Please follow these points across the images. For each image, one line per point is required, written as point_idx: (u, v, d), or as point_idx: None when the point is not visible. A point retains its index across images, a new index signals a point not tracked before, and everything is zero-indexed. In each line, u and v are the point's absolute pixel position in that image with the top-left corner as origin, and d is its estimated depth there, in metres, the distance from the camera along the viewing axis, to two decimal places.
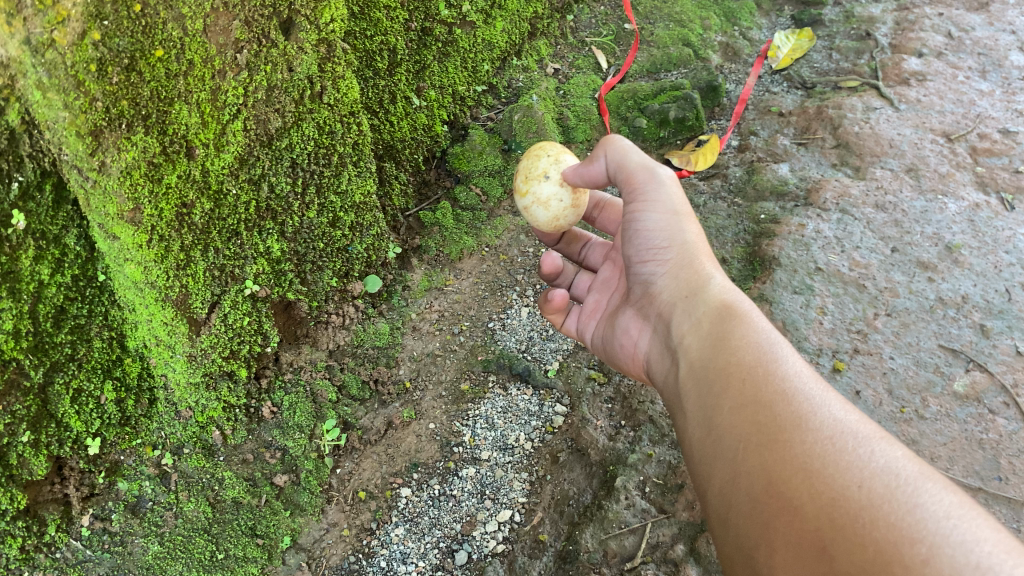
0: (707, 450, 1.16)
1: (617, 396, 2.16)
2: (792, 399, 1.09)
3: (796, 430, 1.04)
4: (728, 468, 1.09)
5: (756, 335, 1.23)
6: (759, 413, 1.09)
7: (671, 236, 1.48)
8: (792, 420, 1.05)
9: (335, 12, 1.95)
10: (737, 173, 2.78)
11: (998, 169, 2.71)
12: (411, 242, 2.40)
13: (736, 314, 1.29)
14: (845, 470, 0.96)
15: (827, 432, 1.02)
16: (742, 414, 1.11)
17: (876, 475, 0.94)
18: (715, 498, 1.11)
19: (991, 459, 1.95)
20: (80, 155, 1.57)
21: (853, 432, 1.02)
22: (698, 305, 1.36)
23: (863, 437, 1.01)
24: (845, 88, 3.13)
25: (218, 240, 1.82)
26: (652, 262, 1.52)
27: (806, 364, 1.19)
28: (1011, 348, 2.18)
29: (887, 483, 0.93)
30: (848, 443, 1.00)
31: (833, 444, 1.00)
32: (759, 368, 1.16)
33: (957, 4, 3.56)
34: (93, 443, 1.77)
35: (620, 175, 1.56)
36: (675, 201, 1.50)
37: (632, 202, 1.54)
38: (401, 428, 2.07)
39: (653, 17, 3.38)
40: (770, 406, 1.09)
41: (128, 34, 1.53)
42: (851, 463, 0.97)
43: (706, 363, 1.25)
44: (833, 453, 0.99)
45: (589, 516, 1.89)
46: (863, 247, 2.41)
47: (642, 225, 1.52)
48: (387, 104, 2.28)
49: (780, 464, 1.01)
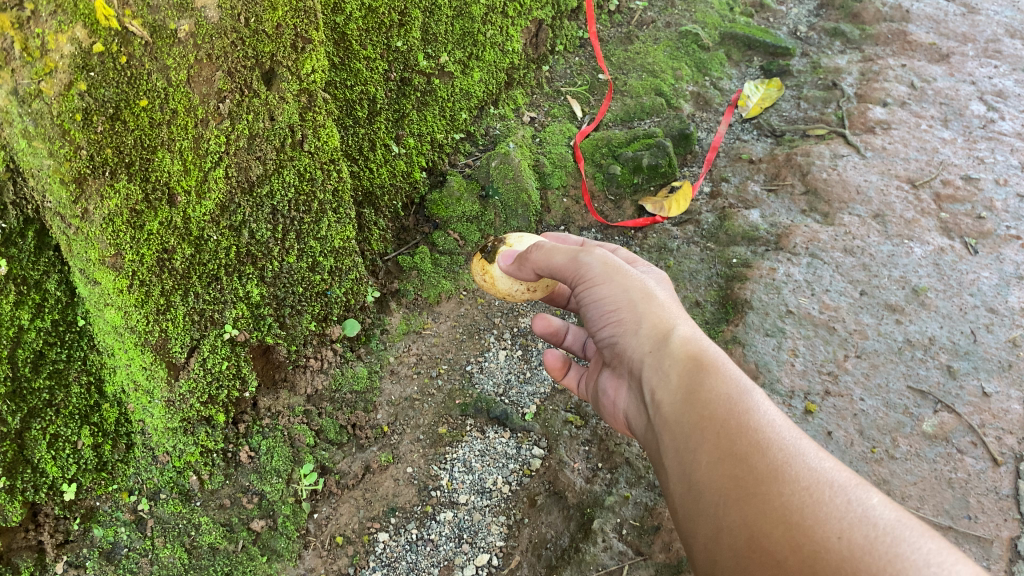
0: (690, 506, 1.17)
1: (594, 438, 2.17)
2: (767, 449, 1.11)
3: (774, 482, 1.06)
4: (712, 523, 1.11)
5: (726, 386, 1.24)
6: (736, 466, 1.10)
7: (618, 300, 1.47)
8: (769, 472, 1.07)
9: (317, 63, 1.98)
10: (710, 220, 2.84)
11: (961, 215, 2.78)
12: (390, 286, 2.44)
13: (705, 366, 1.29)
14: (825, 521, 0.99)
15: (804, 483, 1.05)
16: (719, 469, 1.12)
17: (854, 525, 0.97)
18: (701, 553, 1.12)
19: (961, 498, 1.99)
20: (63, 203, 1.59)
21: (830, 482, 1.05)
22: (664, 358, 1.36)
23: (839, 487, 1.04)
24: (812, 137, 3.23)
25: (198, 285, 1.84)
26: (610, 328, 1.52)
27: (777, 411, 1.21)
28: (977, 389, 2.23)
29: (866, 534, 0.96)
30: (827, 494, 1.03)
31: (811, 495, 1.03)
32: (731, 421, 1.17)
33: (919, 57, 3.69)
34: (69, 489, 1.77)
35: (555, 270, 1.56)
36: (610, 270, 1.49)
37: (575, 282, 1.53)
38: (378, 472, 2.08)
39: (627, 68, 3.47)
40: (745, 459, 1.10)
41: (114, 85, 1.56)
42: (830, 513, 1.00)
43: (679, 418, 1.26)
44: (812, 504, 1.01)
45: (567, 559, 1.90)
46: (833, 290, 2.47)
47: (592, 299, 1.51)
48: (366, 152, 2.34)
49: (761, 518, 1.03)
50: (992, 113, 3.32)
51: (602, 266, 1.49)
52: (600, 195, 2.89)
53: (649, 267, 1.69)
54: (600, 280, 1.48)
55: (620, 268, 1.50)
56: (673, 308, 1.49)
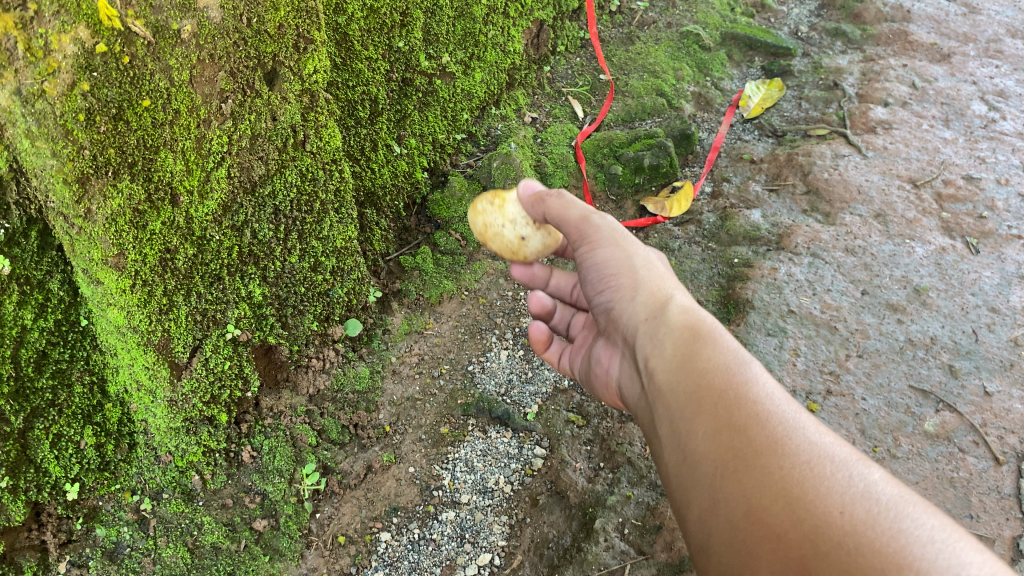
0: (685, 475, 1.17)
1: (595, 438, 2.17)
2: (766, 421, 1.10)
3: (773, 454, 1.05)
4: (708, 494, 1.10)
5: (722, 355, 1.23)
6: (734, 438, 1.10)
7: (619, 265, 1.50)
8: (769, 444, 1.06)
9: (319, 63, 1.98)
10: (711, 220, 2.84)
11: (962, 214, 2.78)
12: (392, 286, 2.44)
13: (701, 334, 1.29)
14: (825, 496, 0.98)
15: (804, 457, 1.04)
16: (717, 440, 1.12)
17: (857, 500, 0.97)
18: (698, 525, 1.12)
19: (963, 497, 1.98)
20: (66, 203, 1.59)
21: (830, 456, 1.04)
22: (659, 327, 1.36)
23: (840, 462, 1.03)
24: (814, 137, 3.23)
25: (200, 285, 1.84)
26: (606, 291, 1.55)
27: (775, 381, 1.20)
28: (979, 388, 2.23)
29: (868, 509, 0.95)
30: (828, 468, 1.02)
31: (812, 469, 1.02)
32: (728, 391, 1.16)
33: (920, 57, 3.69)
34: (72, 489, 1.77)
35: (568, 225, 1.61)
36: (616, 237, 1.53)
37: (581, 244, 1.58)
38: (380, 472, 2.08)
39: (628, 68, 3.48)
40: (744, 431, 1.10)
41: (116, 85, 1.56)
42: (832, 488, 0.99)
43: (674, 386, 1.25)
44: (813, 479, 1.01)
45: (569, 559, 1.91)
46: (834, 290, 2.47)
47: (595, 260, 1.55)
48: (369, 152, 2.34)
49: (760, 491, 1.03)
50: (993, 113, 3.32)
51: (610, 231, 1.53)
52: (602, 195, 2.90)
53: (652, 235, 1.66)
54: (606, 244, 1.52)
55: (626, 236, 1.54)
56: (670, 277, 1.50)
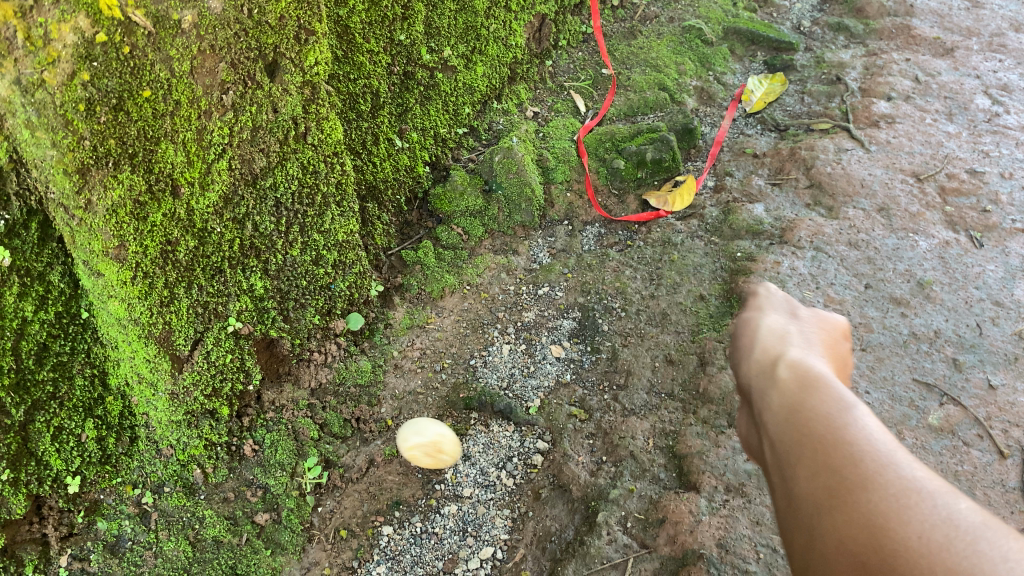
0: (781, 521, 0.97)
1: (598, 432, 2.14)
2: (856, 445, 0.90)
3: (860, 485, 0.84)
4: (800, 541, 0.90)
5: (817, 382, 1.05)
6: (825, 471, 0.90)
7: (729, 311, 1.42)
8: (855, 471, 0.86)
9: (320, 55, 1.97)
10: (714, 214, 2.80)
11: (966, 208, 2.77)
12: (393, 280, 2.45)
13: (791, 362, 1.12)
14: (907, 522, 0.78)
15: (895, 485, 0.83)
16: (809, 474, 0.92)
17: (939, 525, 0.76)
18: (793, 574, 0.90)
19: (967, 491, 1.97)
20: (66, 194, 1.59)
21: (926, 484, 0.82)
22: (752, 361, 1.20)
23: (932, 492, 0.81)
24: (817, 131, 3.22)
25: (202, 278, 1.84)
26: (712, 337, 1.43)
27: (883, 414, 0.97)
28: (983, 381, 2.22)
29: (949, 534, 0.75)
30: (917, 495, 0.81)
31: (900, 496, 0.81)
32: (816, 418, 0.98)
33: (923, 51, 3.68)
34: (73, 482, 1.77)
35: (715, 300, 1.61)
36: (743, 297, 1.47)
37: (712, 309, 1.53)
38: (382, 466, 2.06)
39: (630, 62, 3.47)
40: (834, 460, 0.90)
41: (116, 75, 1.55)
42: (912, 515, 0.78)
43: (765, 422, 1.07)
44: (898, 506, 0.80)
45: (572, 552, 1.88)
46: (837, 284, 2.47)
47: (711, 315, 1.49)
48: (370, 145, 2.34)
49: (846, 529, 0.82)
50: (997, 107, 3.30)
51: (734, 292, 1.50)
52: (604, 189, 2.88)
53: (824, 314, 1.31)
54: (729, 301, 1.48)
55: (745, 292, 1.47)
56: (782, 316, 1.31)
